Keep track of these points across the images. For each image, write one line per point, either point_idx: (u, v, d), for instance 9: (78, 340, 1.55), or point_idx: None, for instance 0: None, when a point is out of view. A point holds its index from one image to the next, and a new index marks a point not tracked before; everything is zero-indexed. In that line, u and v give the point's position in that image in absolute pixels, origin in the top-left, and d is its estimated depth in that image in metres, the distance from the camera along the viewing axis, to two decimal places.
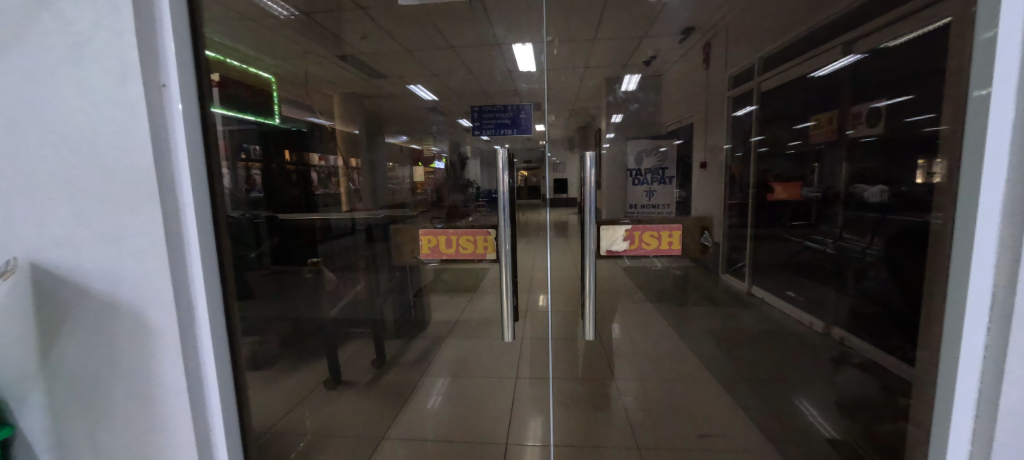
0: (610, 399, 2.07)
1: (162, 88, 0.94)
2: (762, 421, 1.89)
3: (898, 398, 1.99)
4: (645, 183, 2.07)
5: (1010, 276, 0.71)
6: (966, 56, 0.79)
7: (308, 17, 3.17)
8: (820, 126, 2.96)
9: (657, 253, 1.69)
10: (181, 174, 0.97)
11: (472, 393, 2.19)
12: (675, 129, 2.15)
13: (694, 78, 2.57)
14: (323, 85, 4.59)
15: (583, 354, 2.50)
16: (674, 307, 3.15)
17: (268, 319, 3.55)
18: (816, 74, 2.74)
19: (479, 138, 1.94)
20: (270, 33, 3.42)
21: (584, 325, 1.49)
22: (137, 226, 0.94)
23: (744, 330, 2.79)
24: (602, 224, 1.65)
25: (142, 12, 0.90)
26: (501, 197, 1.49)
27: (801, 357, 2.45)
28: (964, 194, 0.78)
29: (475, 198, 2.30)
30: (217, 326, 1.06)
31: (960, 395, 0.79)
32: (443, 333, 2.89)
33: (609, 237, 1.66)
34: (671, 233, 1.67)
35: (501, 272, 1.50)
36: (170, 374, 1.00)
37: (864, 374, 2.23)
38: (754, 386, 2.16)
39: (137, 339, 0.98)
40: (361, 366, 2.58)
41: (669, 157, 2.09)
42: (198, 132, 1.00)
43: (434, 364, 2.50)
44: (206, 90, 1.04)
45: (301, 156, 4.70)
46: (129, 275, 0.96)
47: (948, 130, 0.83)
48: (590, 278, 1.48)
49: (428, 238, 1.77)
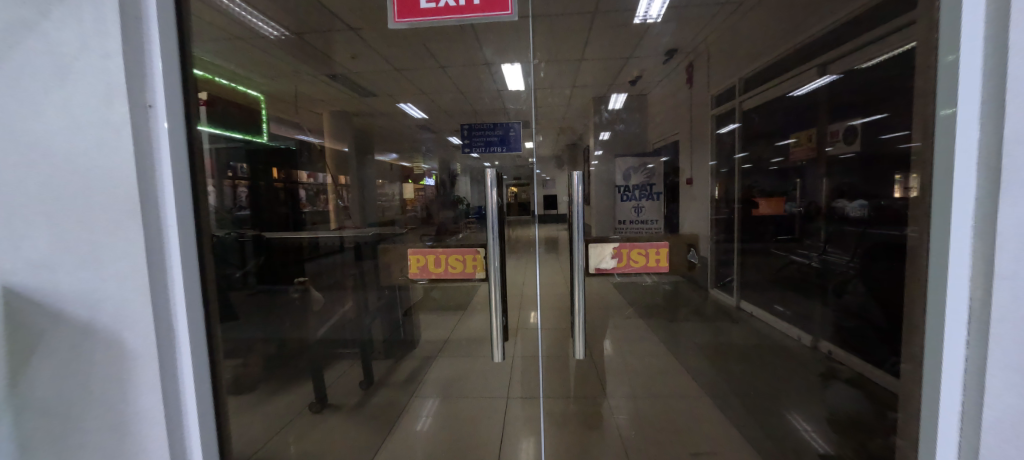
0: (602, 418, 2.04)
1: (149, 108, 0.94)
2: (755, 437, 1.87)
3: (887, 412, 2.00)
4: (633, 199, 2.11)
5: (983, 289, 0.72)
6: (930, 77, 0.81)
7: (299, 38, 3.21)
8: (801, 143, 3.06)
9: (646, 270, 1.70)
10: (165, 194, 0.96)
11: (462, 414, 2.13)
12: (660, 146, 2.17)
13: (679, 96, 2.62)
14: (313, 104, 4.61)
15: (575, 372, 2.47)
16: (664, 322, 3.16)
17: (251, 341, 3.44)
18: (794, 94, 2.82)
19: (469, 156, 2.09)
20: (259, 51, 3.46)
21: (574, 343, 1.48)
22: (118, 246, 0.91)
23: (734, 345, 2.80)
24: (591, 242, 1.67)
25: (131, 35, 0.90)
26: (489, 214, 1.49)
27: (791, 372, 2.46)
28: (935, 210, 0.79)
29: (465, 216, 2.30)
30: (198, 348, 1.03)
31: (943, 412, 0.79)
32: (433, 352, 2.84)
33: (597, 255, 1.67)
34: (658, 250, 1.69)
35: (490, 290, 1.48)
36: (149, 399, 0.96)
37: (853, 389, 2.24)
38: (746, 402, 2.15)
39: (115, 364, 0.94)
40: (347, 388, 2.51)
41: (657, 173, 2.12)
42: (184, 152, 1.00)
43: (424, 384, 2.44)
44: (192, 109, 1.04)
45: (289, 174, 4.76)
46: (108, 298, 0.92)
47: (916, 148, 0.85)
48: (579, 295, 1.48)
49: (416, 257, 1.76)
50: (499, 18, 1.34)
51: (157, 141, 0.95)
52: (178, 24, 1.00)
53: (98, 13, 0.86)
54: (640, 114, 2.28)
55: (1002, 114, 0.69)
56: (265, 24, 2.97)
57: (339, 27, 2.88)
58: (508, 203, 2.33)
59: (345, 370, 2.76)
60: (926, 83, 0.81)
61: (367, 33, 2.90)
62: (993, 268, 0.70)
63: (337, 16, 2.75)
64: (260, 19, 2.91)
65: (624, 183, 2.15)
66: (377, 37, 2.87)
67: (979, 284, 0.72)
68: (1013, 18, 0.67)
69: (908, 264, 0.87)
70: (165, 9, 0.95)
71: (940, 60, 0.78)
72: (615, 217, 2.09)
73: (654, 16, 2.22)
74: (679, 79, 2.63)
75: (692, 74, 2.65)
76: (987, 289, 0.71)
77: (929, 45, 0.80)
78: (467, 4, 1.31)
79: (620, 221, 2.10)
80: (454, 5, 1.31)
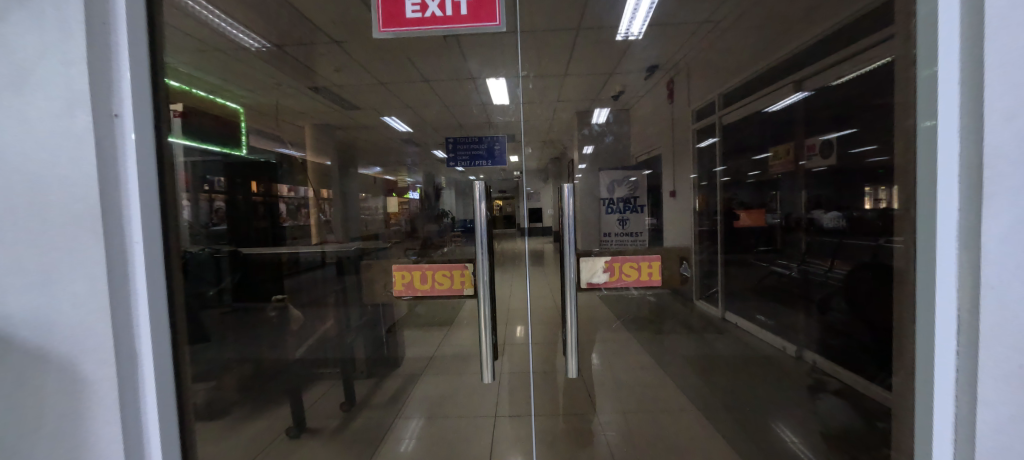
0: (592, 434, 2.00)
1: (114, 118, 0.88)
2: (747, 452, 1.85)
3: (877, 423, 2.01)
4: (617, 211, 2.14)
5: (971, 300, 0.72)
6: (909, 90, 0.84)
7: (281, 50, 3.18)
8: (779, 157, 3.19)
9: (638, 284, 1.69)
10: (132, 208, 0.90)
11: (448, 434, 2.05)
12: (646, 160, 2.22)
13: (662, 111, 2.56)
14: (295, 116, 4.55)
15: (563, 389, 2.43)
16: (651, 335, 3.17)
17: (224, 362, 3.28)
18: (771, 108, 2.98)
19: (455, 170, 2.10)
20: (239, 63, 3.41)
21: (567, 360, 1.44)
22: (77, 265, 0.84)
23: (721, 357, 2.83)
24: (583, 256, 1.65)
25: (97, 41, 0.85)
26: (477, 227, 1.46)
27: (779, 384, 2.47)
28: (921, 221, 0.80)
29: (451, 229, 2.24)
30: (163, 375, 0.95)
31: (938, 422, 0.79)
32: (418, 370, 2.76)
33: (589, 269, 1.66)
34: (651, 264, 1.68)
35: (479, 306, 1.43)
36: (105, 431, 0.88)
37: (841, 401, 2.25)
38: (734, 414, 2.16)
39: (69, 395, 0.85)
40: (328, 410, 2.39)
41: (640, 186, 2.17)
42: (153, 163, 0.95)
43: (409, 404, 2.35)
44: (162, 120, 0.99)
45: (268, 188, 4.72)
46: (63, 322, 0.84)
47: (899, 159, 0.87)
48: (571, 311, 1.45)
49: (401, 274, 1.71)
50: (488, 29, 1.34)
51: (123, 153, 0.89)
52: (149, 33, 0.96)
53: (61, 17, 0.81)
54: (626, 125, 2.28)
55: (980, 127, 0.71)
56: (246, 35, 2.92)
57: (322, 39, 2.86)
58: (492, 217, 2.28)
59: (325, 391, 2.64)
60: (907, 96, 0.84)
61: (351, 45, 2.88)
62: (980, 278, 0.71)
63: (321, 27, 2.73)
64: (241, 30, 2.87)
65: (609, 196, 2.18)
66: (362, 49, 2.86)
67: (967, 295, 0.73)
68: (988, 35, 0.69)
69: (896, 274, 0.88)
70: (136, 16, 0.92)
71: (919, 74, 0.81)
72: (600, 230, 2.11)
73: (635, 33, 2.46)
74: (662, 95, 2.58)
75: (673, 89, 2.62)
76: (975, 299, 0.72)
77: (908, 58, 0.83)
78: (455, 15, 1.31)
79: (604, 234, 2.14)
80: (442, 15, 1.31)
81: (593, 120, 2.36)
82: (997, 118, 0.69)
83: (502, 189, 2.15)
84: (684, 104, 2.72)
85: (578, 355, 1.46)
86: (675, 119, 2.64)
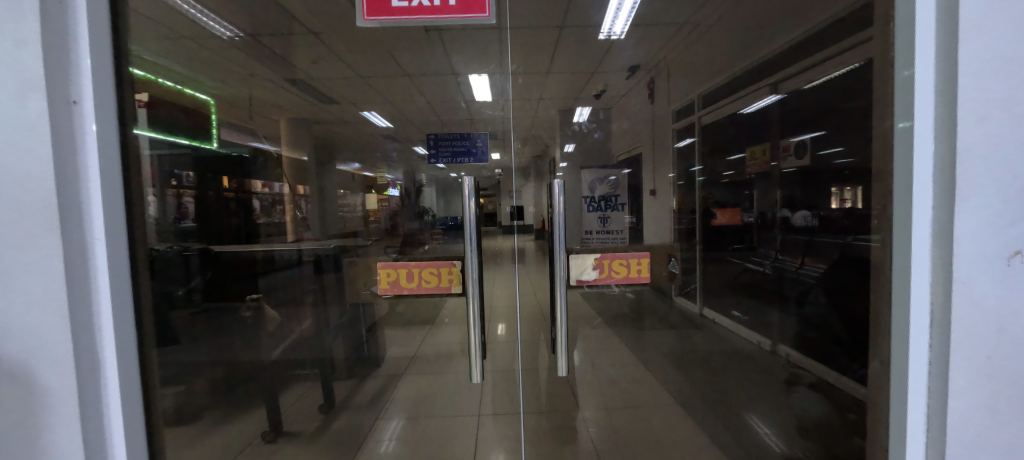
0: (575, 431, 2.02)
1: (74, 104, 0.82)
2: (724, 443, 1.92)
3: (848, 414, 2.10)
4: (599, 210, 2.19)
5: (943, 296, 0.76)
6: (887, 91, 0.87)
7: (255, 40, 3.07)
8: (754, 157, 3.22)
9: (627, 281, 1.72)
10: (93, 200, 0.84)
11: (430, 433, 2.03)
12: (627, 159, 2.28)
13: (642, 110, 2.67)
14: (270, 109, 4.41)
15: (547, 386, 2.45)
16: (632, 331, 3.25)
17: (194, 365, 3.13)
18: (746, 110, 3.10)
19: (434, 166, 2.13)
20: (209, 52, 3.26)
21: (557, 359, 1.44)
22: (28, 263, 0.77)
23: (697, 352, 2.93)
24: (572, 253, 1.65)
25: (54, 21, 0.78)
26: (467, 224, 1.43)
27: (758, 379, 2.54)
28: (897, 220, 0.84)
29: (431, 226, 2.23)
30: (128, 377, 0.90)
31: (912, 413, 0.82)
32: (399, 370, 2.71)
33: (579, 266, 1.65)
34: (640, 261, 1.71)
35: (469, 304, 1.41)
36: (63, 442, 0.81)
37: (815, 393, 2.35)
38: (711, 407, 2.23)
39: (19, 407, 0.78)
40: (306, 413, 2.32)
41: (620, 184, 2.22)
42: (117, 154, 0.89)
43: (390, 404, 2.31)
44: (125, 110, 0.93)
45: (240, 183, 4.47)
46: (11, 328, 0.76)
47: (877, 159, 0.91)
48: (561, 308, 1.44)
49: (387, 272, 1.67)
50: (477, 20, 1.32)
51: (83, 143, 0.83)
52: (111, 15, 0.90)
53: None
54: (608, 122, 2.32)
55: (954, 128, 0.74)
56: (217, 23, 2.79)
57: (300, 30, 2.78)
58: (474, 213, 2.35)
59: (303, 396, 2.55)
60: (885, 97, 0.87)
61: (329, 37, 2.80)
62: (952, 273, 0.75)
63: (297, 17, 2.64)
64: (213, 18, 2.74)
65: (591, 194, 2.20)
66: (341, 43, 2.82)
67: (940, 290, 0.77)
68: (963, 40, 0.73)
69: (873, 270, 0.92)
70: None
71: (897, 75, 0.84)
72: (582, 228, 2.16)
73: (618, 33, 2.48)
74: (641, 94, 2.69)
75: (653, 90, 2.72)
76: (947, 294, 0.76)
77: (885, 61, 0.86)
78: (443, 5, 1.28)
79: (586, 232, 2.19)
80: (428, 5, 1.28)
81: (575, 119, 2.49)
82: (969, 121, 0.73)
83: (485, 187, 2.17)
84: (665, 104, 2.75)
85: (568, 355, 1.45)
86: (656, 119, 2.71)
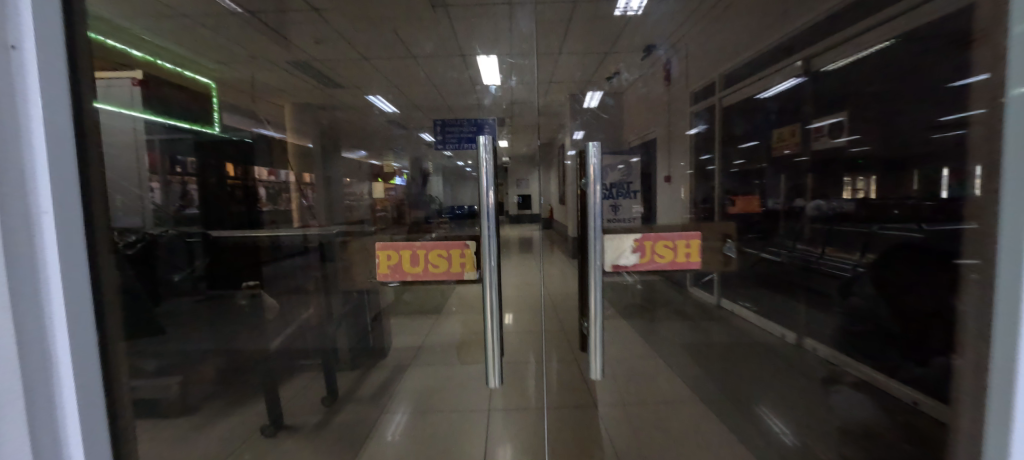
0: (590, 427, 1.91)
1: (13, 49, 0.67)
2: (754, 442, 1.80)
3: (895, 415, 1.95)
4: (611, 197, 2.05)
5: None
6: (1002, 44, 0.72)
7: (256, 17, 2.92)
8: (783, 139, 3.03)
9: (673, 266, 1.53)
10: (38, 168, 0.71)
11: (437, 428, 1.94)
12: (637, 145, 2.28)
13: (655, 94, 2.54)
14: (273, 93, 4.31)
15: (560, 379, 2.34)
16: (646, 322, 3.14)
17: (197, 354, 3.07)
18: (760, 94, 2.78)
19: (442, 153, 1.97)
20: (208, 32, 3.11)
21: (591, 361, 1.29)
22: None
23: (716, 344, 2.81)
24: (608, 235, 1.48)
25: None
26: (484, 205, 1.23)
27: (786, 376, 2.39)
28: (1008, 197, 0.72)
29: (439, 214, 2.18)
30: (85, 364, 0.78)
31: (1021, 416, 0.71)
32: (406, 360, 2.62)
33: (615, 249, 1.47)
34: (688, 243, 1.52)
35: (486, 293, 1.25)
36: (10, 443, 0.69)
37: (859, 394, 2.16)
38: (738, 404, 2.09)
39: None
40: (309, 404, 2.25)
41: (632, 172, 2.08)
42: (68, 115, 0.75)
43: (397, 396, 2.23)
44: (73, 60, 0.78)
45: (244, 170, 4.32)
46: None
47: (984, 125, 0.77)
48: (595, 301, 1.27)
49: (387, 255, 1.54)
50: None
51: (24, 98, 0.69)
52: None
53: None
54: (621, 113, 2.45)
55: None
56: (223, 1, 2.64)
57: (301, 7, 2.62)
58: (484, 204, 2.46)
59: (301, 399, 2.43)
60: (998, 52, 0.73)
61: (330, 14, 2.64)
62: None
63: None
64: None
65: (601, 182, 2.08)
66: (344, 22, 2.66)
67: None
68: None
69: (977, 255, 0.78)
70: None
71: (1012, 27, 0.70)
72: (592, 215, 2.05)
73: (635, 9, 2.19)
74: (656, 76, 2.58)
75: (669, 71, 2.56)
76: None
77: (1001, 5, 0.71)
78: None
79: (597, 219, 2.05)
80: None
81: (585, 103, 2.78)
82: None
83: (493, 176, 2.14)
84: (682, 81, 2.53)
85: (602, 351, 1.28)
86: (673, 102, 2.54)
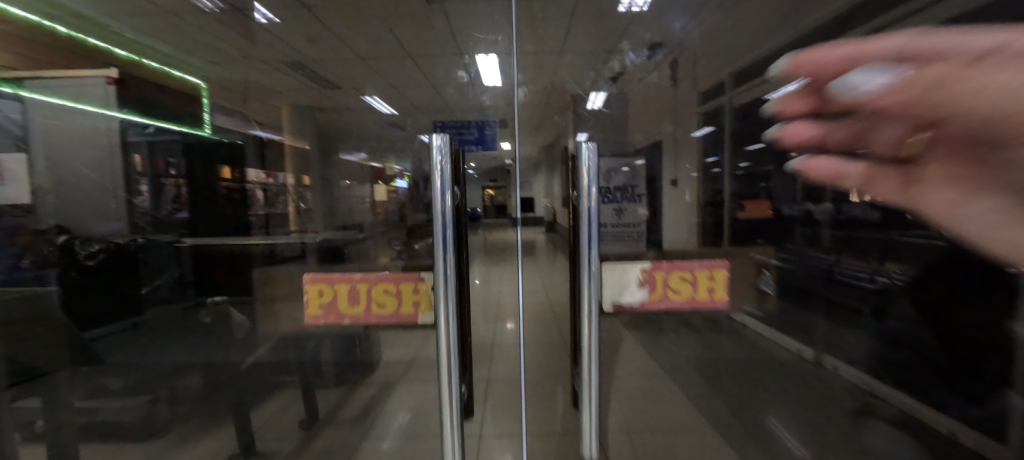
0: None
1: None
2: None
3: None
4: (613, 201, 2.18)
5: None
6: None
7: (235, 10, 2.77)
8: None
9: (691, 299, 1.65)
10: None
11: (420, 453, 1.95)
12: (642, 148, 2.24)
13: (661, 92, 2.39)
14: None
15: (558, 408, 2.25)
16: (653, 335, 2.95)
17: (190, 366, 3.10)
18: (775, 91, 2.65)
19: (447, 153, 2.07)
20: (179, 23, 2.89)
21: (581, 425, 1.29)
22: None
23: None
24: (615, 267, 1.60)
25: None
26: (436, 246, 1.19)
27: None
28: None
29: None
30: None
31: None
32: (394, 377, 2.52)
33: (623, 280, 1.59)
34: (712, 274, 1.64)
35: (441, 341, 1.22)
36: None
37: None
38: None
39: None
40: (285, 426, 2.31)
41: (637, 175, 2.20)
42: None
43: (377, 421, 2.19)
44: None
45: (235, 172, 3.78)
46: None
47: None
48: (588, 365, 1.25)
49: (316, 290, 1.61)
50: None
51: None
52: None
53: None
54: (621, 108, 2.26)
55: None
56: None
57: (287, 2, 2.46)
58: (481, 205, 2.35)
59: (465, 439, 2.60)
60: None
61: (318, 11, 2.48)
62: None
63: None
64: None
65: (605, 185, 2.22)
66: (334, 18, 2.49)
67: None
68: None
69: None
70: None
71: None
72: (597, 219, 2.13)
73: (640, 4, 2.16)
74: (662, 78, 2.41)
75: (676, 73, 2.46)
76: None
77: None
78: None
79: (603, 223, 2.13)
80: None
81: (587, 105, 2.31)
82: None
83: (493, 178, 2.30)
84: (687, 85, 2.53)
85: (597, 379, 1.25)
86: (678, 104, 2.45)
